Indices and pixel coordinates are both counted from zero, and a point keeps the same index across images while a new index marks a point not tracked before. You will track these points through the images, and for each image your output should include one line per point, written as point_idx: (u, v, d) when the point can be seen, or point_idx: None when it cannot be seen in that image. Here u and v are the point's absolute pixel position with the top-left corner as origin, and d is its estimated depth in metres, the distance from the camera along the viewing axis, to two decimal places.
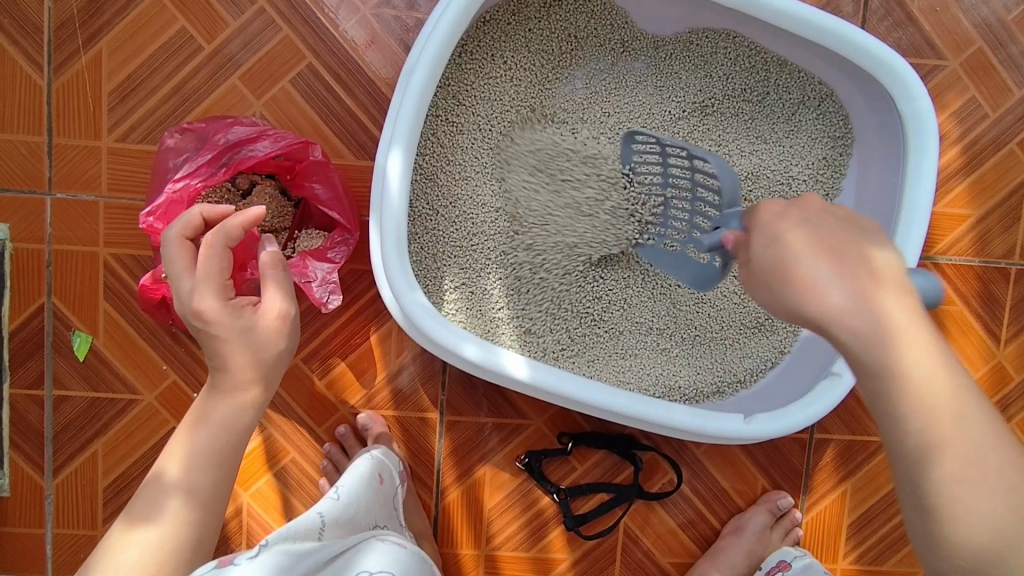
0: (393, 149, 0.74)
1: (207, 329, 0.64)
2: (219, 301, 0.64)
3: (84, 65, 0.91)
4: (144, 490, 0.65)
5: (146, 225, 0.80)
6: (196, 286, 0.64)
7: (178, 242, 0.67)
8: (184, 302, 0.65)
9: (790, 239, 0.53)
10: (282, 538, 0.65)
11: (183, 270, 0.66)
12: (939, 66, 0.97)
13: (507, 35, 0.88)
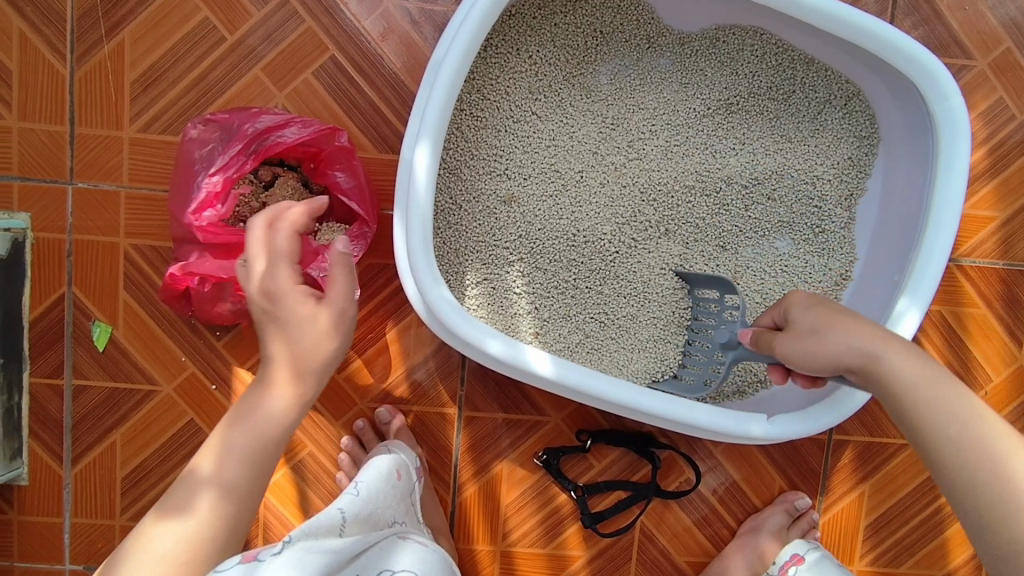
0: (420, 142, 0.74)
1: (267, 311, 0.70)
2: (289, 286, 0.70)
3: (107, 54, 0.91)
4: (178, 483, 0.67)
5: (194, 220, 0.81)
6: (269, 267, 0.71)
7: (265, 227, 0.71)
8: (259, 278, 0.71)
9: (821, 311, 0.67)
10: (303, 535, 0.65)
11: (260, 253, 0.71)
12: (967, 66, 0.96)
13: (533, 29, 0.87)
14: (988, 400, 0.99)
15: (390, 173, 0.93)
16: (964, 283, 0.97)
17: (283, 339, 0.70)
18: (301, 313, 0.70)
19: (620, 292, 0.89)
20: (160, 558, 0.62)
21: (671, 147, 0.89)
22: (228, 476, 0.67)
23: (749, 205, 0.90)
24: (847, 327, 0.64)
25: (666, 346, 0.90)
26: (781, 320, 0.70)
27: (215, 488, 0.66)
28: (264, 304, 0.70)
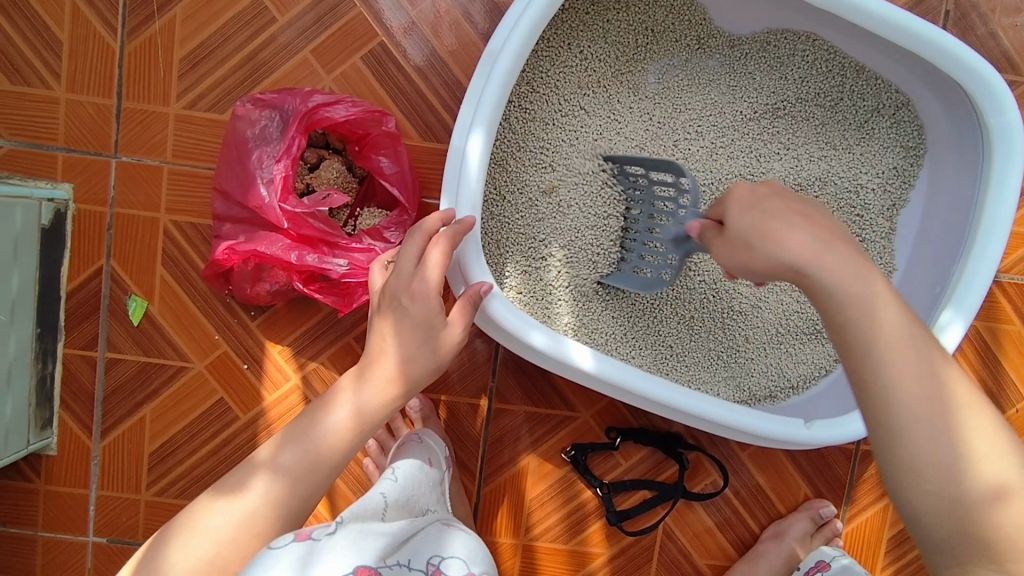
0: (474, 131, 0.75)
1: (398, 310, 0.69)
2: (422, 301, 0.69)
3: (158, 30, 0.91)
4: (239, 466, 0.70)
5: (269, 199, 0.80)
6: (406, 271, 0.69)
7: (426, 234, 0.70)
8: (394, 274, 0.70)
9: (768, 208, 0.59)
10: (354, 517, 0.66)
11: (413, 259, 0.69)
12: (1016, 81, 0.95)
13: (585, 24, 0.87)
14: (1019, 417, 0.98)
15: (433, 161, 0.93)
16: (1001, 298, 0.97)
17: (400, 344, 0.70)
18: (428, 329, 0.70)
19: (658, 291, 0.89)
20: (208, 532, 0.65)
21: (716, 148, 0.89)
22: (281, 465, 0.68)
23: None
24: (797, 228, 0.57)
25: (703, 347, 0.90)
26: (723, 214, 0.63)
27: (264, 474, 0.67)
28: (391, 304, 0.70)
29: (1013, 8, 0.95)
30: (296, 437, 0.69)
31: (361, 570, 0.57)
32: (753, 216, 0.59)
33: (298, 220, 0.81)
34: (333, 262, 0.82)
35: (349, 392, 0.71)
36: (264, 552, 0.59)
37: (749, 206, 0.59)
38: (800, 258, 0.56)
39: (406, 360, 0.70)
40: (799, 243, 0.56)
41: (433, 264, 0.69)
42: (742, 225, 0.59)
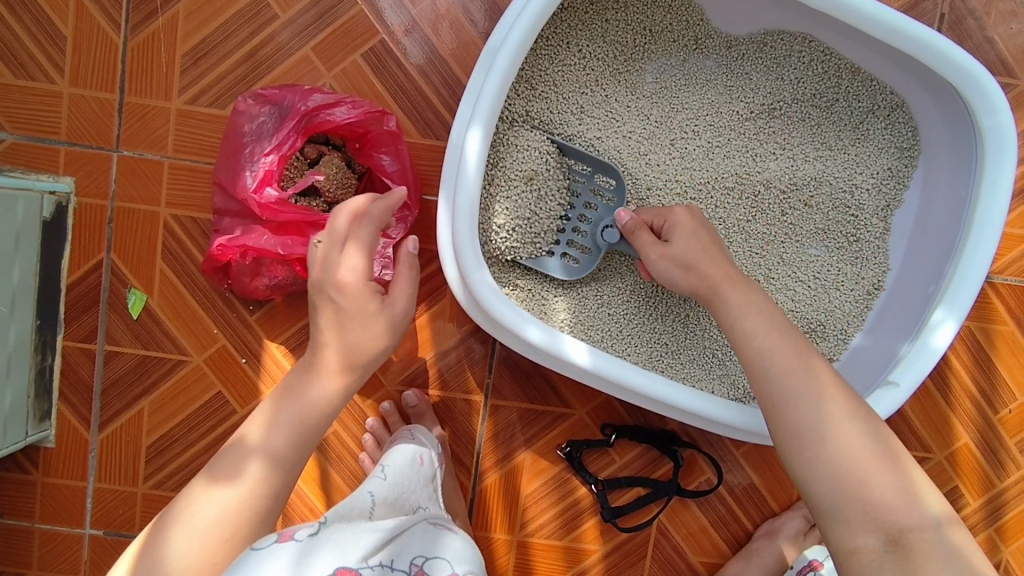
0: (473, 126, 0.75)
1: (339, 300, 0.71)
2: (359, 278, 0.71)
3: (161, 26, 0.92)
4: (229, 451, 0.69)
5: (252, 194, 0.81)
6: (338, 257, 0.71)
7: (349, 216, 0.71)
8: (322, 268, 0.71)
9: (697, 238, 0.76)
10: (338, 518, 0.67)
11: (337, 245, 0.71)
12: (1011, 84, 0.96)
13: (584, 23, 0.88)
14: (1011, 418, 0.99)
15: (432, 158, 0.94)
16: (994, 300, 0.98)
17: (342, 331, 0.71)
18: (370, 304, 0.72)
19: (654, 288, 0.90)
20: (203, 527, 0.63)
21: (711, 148, 0.90)
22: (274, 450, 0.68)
23: (789, 210, 0.91)
24: (713, 256, 0.75)
25: (698, 345, 0.91)
26: (659, 224, 0.79)
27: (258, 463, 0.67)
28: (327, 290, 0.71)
29: (1008, 12, 0.96)
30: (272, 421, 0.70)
31: (342, 571, 0.57)
32: (690, 239, 0.76)
33: (272, 210, 0.82)
34: None
35: (311, 371, 0.72)
36: (247, 554, 0.58)
37: (687, 230, 0.76)
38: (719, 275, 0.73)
39: (360, 336, 0.72)
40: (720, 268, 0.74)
41: (365, 243, 0.71)
42: (679, 246, 0.76)
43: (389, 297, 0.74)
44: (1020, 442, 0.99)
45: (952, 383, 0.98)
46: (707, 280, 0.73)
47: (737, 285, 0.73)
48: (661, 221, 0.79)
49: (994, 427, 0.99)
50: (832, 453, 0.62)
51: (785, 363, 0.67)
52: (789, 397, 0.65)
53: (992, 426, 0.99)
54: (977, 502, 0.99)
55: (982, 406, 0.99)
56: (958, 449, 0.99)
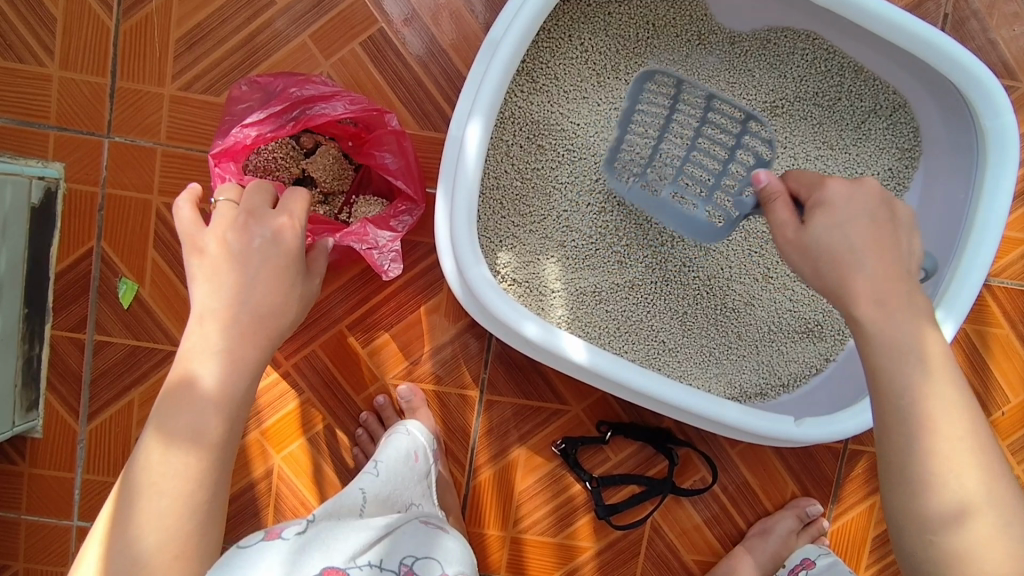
0: (472, 119, 0.74)
1: (276, 252, 0.64)
2: (288, 239, 0.65)
3: (155, 10, 0.90)
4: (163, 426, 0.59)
5: (213, 166, 0.78)
6: (266, 214, 0.65)
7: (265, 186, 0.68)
8: (245, 226, 0.65)
9: (853, 232, 0.62)
10: (326, 514, 0.66)
11: (265, 203, 0.67)
12: (1013, 86, 0.96)
13: (586, 16, 0.87)
14: (1004, 420, 0.99)
15: (431, 150, 0.93)
16: (990, 302, 0.98)
17: (269, 294, 0.63)
18: (294, 269, 0.65)
19: (653, 286, 0.89)
20: (160, 521, 0.57)
21: None
22: None
23: None
24: (870, 254, 0.61)
25: (695, 343, 0.90)
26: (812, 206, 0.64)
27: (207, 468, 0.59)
28: (247, 243, 0.64)
29: (1011, 13, 0.95)
30: (192, 421, 0.59)
31: (330, 571, 0.56)
32: (834, 224, 0.62)
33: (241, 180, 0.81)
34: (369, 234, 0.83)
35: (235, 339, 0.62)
36: (237, 551, 0.58)
37: (831, 216, 0.62)
38: (860, 273, 0.61)
39: (272, 295, 0.63)
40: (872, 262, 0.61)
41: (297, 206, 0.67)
42: (828, 240, 0.62)
43: (309, 273, 0.68)
44: (1012, 444, 1.00)
45: None
46: (850, 276, 0.61)
47: (891, 282, 0.61)
48: (809, 193, 0.66)
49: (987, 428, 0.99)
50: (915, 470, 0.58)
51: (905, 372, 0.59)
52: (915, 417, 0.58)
53: None
54: None
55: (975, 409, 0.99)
56: None
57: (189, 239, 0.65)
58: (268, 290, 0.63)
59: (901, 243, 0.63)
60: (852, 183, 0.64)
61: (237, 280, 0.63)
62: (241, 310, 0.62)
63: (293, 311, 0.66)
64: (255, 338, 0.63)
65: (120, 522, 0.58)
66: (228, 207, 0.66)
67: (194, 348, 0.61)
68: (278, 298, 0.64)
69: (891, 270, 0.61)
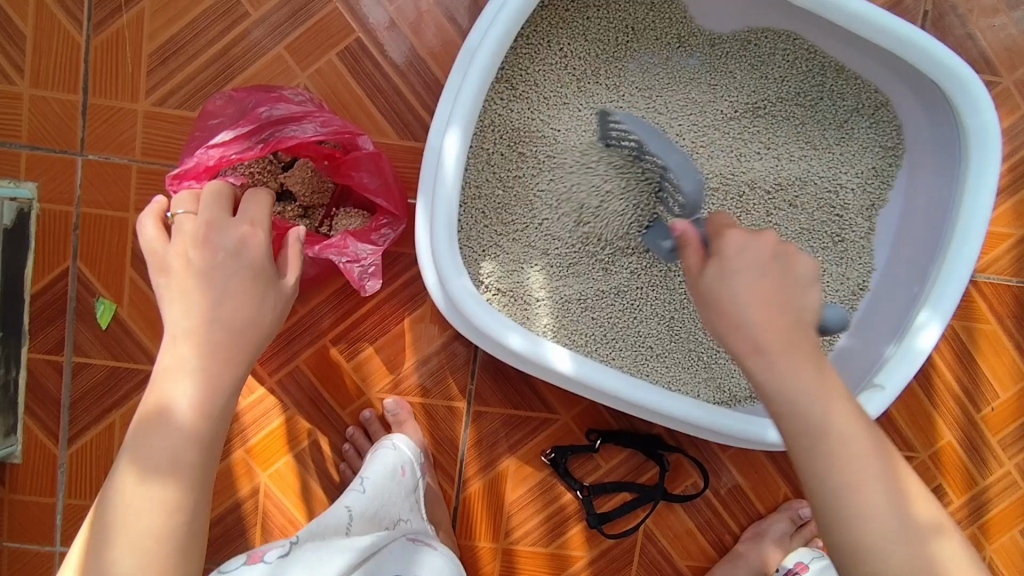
0: (450, 129, 0.73)
1: (240, 262, 0.62)
2: (254, 246, 0.63)
3: (126, 24, 0.89)
4: (142, 441, 0.56)
5: (168, 187, 0.75)
6: (227, 224, 0.63)
7: (223, 192, 0.66)
8: (205, 238, 0.62)
9: (740, 284, 0.57)
10: (310, 536, 0.65)
11: (223, 211, 0.64)
12: (993, 82, 0.96)
13: (564, 21, 0.86)
14: (994, 416, 0.99)
15: (411, 160, 0.91)
16: (977, 298, 0.98)
17: (236, 303, 0.61)
18: (263, 275, 0.63)
19: (637, 291, 0.88)
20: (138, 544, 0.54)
21: (698, 147, 0.88)
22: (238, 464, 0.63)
23: (778, 212, 0.89)
24: (749, 309, 0.56)
25: (682, 348, 0.89)
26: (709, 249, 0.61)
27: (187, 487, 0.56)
28: (211, 257, 0.61)
29: (990, 9, 0.95)
30: (173, 442, 0.56)
31: None
32: (718, 277, 0.58)
33: None
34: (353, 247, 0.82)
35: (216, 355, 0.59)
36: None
37: (721, 266, 0.58)
38: (747, 333, 0.56)
39: (244, 307, 0.61)
40: (754, 314, 0.56)
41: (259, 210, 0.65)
42: (711, 289, 0.58)
43: (280, 273, 0.67)
44: (1003, 440, 0.99)
45: (935, 383, 0.98)
46: (738, 334, 0.56)
47: (775, 331, 0.56)
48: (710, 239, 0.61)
49: (978, 425, 0.99)
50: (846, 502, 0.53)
51: (823, 403, 0.54)
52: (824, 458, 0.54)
53: (976, 425, 0.99)
54: (961, 500, 0.99)
55: (965, 406, 0.99)
56: (942, 447, 0.99)
57: (151, 254, 0.63)
58: (238, 303, 0.61)
59: (791, 298, 0.57)
60: (752, 235, 0.60)
61: (204, 293, 0.60)
62: (212, 324, 0.60)
63: (269, 319, 0.63)
64: (238, 355, 0.60)
65: (92, 562, 0.54)
66: (186, 220, 0.63)
67: (168, 366, 0.58)
68: (251, 310, 0.61)
69: (775, 331, 0.56)
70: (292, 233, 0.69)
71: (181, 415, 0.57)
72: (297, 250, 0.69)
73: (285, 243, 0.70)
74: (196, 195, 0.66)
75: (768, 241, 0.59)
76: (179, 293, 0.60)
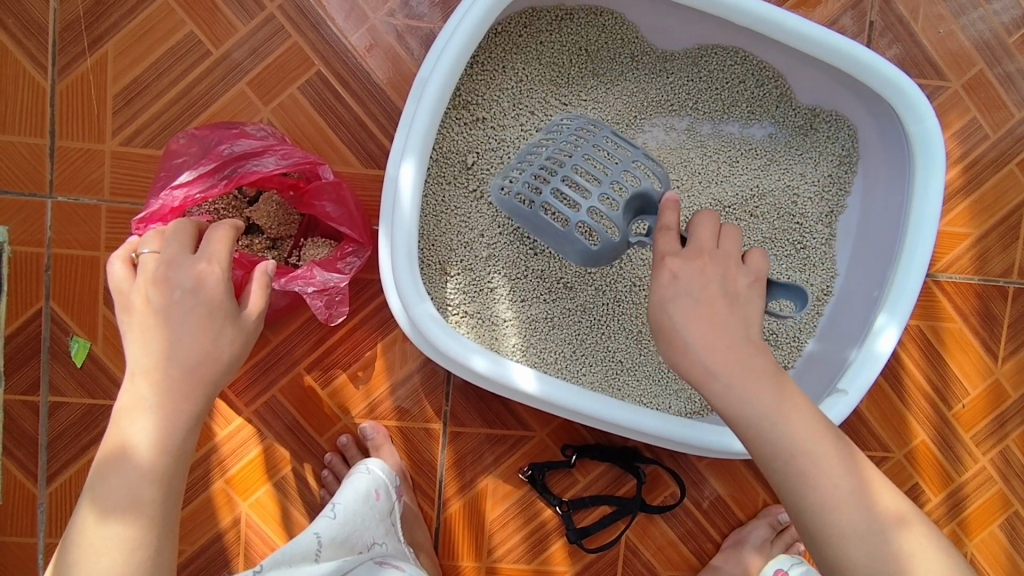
0: (406, 159, 0.75)
1: (198, 302, 0.62)
2: (210, 287, 0.62)
3: (90, 67, 0.90)
4: (104, 479, 0.58)
5: (136, 232, 0.77)
6: (187, 262, 0.63)
7: (186, 227, 0.66)
8: (163, 278, 0.62)
9: (675, 308, 0.62)
10: (275, 563, 0.69)
11: (184, 249, 0.64)
12: (941, 86, 0.98)
13: (518, 46, 0.87)
14: (966, 412, 1.00)
15: (375, 188, 0.93)
16: (941, 297, 0.99)
17: (193, 344, 0.61)
18: (221, 313, 0.63)
19: (603, 307, 0.90)
20: None
21: (654, 165, 0.90)
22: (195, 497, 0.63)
23: (738, 223, 0.91)
24: (708, 319, 0.61)
25: (651, 361, 0.91)
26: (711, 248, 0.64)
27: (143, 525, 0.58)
28: (168, 296, 0.62)
29: (936, 16, 0.98)
30: (127, 488, 0.58)
31: None
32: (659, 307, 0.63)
33: None
34: (323, 275, 0.83)
35: (167, 398, 0.60)
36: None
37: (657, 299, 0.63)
38: (685, 349, 0.61)
39: (197, 345, 0.61)
40: (695, 338, 0.61)
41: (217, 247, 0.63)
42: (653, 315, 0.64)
43: (241, 308, 0.66)
44: (976, 436, 1.01)
45: (906, 383, 1.00)
46: (677, 352, 0.62)
47: (716, 348, 0.60)
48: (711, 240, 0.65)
49: (950, 422, 1.00)
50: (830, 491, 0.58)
51: (787, 420, 0.59)
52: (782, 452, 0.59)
53: (948, 422, 1.00)
54: (938, 497, 1.00)
55: (937, 404, 1.00)
56: (916, 446, 1.00)
57: (117, 293, 0.63)
58: (192, 341, 0.61)
59: (738, 314, 0.62)
60: (690, 258, 0.63)
61: (161, 336, 0.61)
62: (168, 365, 0.60)
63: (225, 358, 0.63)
64: (195, 393, 0.61)
65: None
66: (150, 258, 0.63)
67: (126, 407, 0.60)
68: (205, 348, 0.61)
69: (735, 345, 0.61)
70: (261, 265, 0.68)
71: (141, 455, 0.59)
72: (264, 280, 0.68)
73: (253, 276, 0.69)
74: (162, 232, 0.66)
75: (709, 262, 0.63)
76: (137, 333, 0.61)
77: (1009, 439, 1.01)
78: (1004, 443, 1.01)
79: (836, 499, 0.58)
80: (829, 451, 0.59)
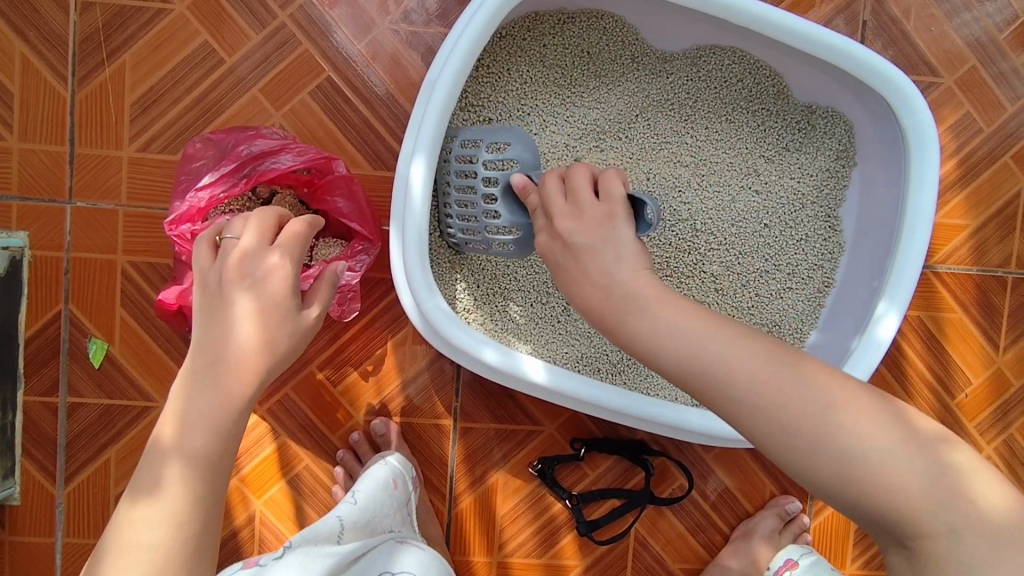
0: (417, 157, 0.78)
1: (265, 289, 0.64)
2: (280, 280, 0.64)
3: (108, 77, 0.93)
4: (147, 456, 0.59)
5: (170, 234, 0.80)
6: (262, 252, 0.65)
7: (268, 217, 0.69)
8: (239, 263, 0.64)
9: (595, 276, 0.60)
10: (303, 540, 0.70)
11: (264, 240, 0.66)
12: (935, 83, 1.01)
13: (522, 50, 0.90)
14: (969, 402, 1.02)
15: (384, 189, 0.96)
16: (940, 289, 1.01)
17: (259, 330, 0.63)
18: (287, 306, 0.65)
19: None
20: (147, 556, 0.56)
21: (656, 162, 0.93)
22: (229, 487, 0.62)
23: (737, 220, 0.94)
24: (604, 262, 0.60)
25: None
26: (590, 196, 0.65)
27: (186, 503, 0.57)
28: (240, 280, 0.64)
29: (928, 15, 1.00)
30: (157, 472, 0.58)
31: None
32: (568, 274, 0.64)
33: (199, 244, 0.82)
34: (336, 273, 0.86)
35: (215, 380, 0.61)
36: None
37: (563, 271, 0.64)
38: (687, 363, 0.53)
39: (258, 330, 0.63)
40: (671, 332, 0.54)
41: (292, 242, 0.66)
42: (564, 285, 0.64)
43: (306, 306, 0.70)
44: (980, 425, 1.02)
45: (908, 373, 1.01)
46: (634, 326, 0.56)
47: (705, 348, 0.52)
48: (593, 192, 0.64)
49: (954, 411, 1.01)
50: (862, 437, 0.48)
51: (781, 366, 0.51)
52: (784, 405, 0.50)
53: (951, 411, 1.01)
54: None
55: (940, 394, 1.01)
56: None
57: (197, 274, 0.66)
58: (255, 325, 0.63)
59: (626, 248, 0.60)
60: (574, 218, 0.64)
61: (229, 319, 0.63)
62: (228, 348, 0.62)
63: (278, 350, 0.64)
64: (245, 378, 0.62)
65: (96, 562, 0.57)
66: (230, 244, 0.66)
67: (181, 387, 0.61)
68: (268, 335, 0.63)
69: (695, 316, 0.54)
70: (327, 268, 0.73)
71: (187, 433, 0.59)
72: (329, 284, 0.73)
73: (317, 280, 0.74)
74: (246, 220, 0.69)
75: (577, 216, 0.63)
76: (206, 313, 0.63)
77: (1013, 427, 1.02)
78: (1008, 431, 1.02)
79: (869, 440, 0.48)
80: (840, 387, 0.51)
